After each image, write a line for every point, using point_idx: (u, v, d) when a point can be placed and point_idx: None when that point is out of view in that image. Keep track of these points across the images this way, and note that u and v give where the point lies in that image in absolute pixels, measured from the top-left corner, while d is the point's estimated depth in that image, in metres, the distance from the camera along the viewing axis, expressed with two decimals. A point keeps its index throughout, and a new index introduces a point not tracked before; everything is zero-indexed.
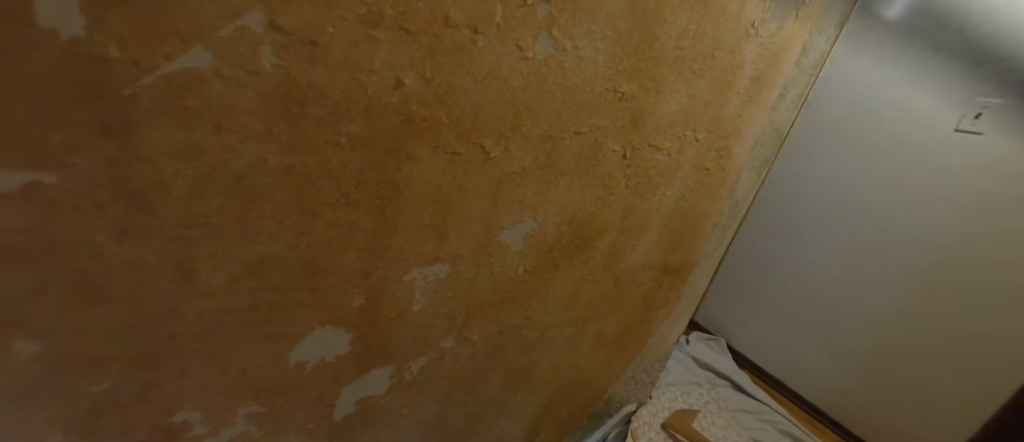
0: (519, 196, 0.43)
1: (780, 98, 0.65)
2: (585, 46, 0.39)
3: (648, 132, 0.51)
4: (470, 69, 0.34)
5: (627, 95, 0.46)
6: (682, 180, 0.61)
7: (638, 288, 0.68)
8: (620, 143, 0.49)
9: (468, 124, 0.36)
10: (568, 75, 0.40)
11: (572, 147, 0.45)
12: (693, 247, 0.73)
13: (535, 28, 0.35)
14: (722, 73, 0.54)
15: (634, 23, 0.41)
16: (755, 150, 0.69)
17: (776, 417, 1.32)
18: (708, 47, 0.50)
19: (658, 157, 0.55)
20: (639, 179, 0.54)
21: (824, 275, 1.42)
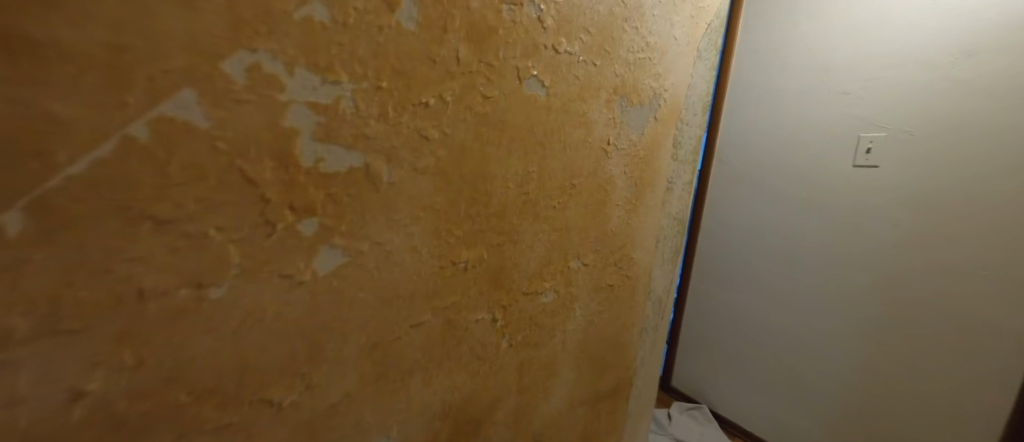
0: (355, 424, 0.34)
1: (668, 192, 0.59)
2: (390, 237, 0.33)
3: (518, 283, 0.44)
4: (215, 327, 0.26)
5: (471, 262, 0.39)
6: (584, 307, 0.52)
7: (569, 433, 0.57)
8: (484, 308, 0.41)
9: (232, 385, 0.27)
10: (380, 273, 0.33)
11: (415, 342, 0.37)
12: (628, 363, 0.63)
13: (303, 248, 0.29)
14: (590, 195, 0.49)
15: (451, 192, 0.36)
16: (662, 247, 0.62)
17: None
18: (560, 178, 0.45)
19: (542, 300, 0.47)
20: (525, 332, 0.46)
21: (768, 344, 1.19)
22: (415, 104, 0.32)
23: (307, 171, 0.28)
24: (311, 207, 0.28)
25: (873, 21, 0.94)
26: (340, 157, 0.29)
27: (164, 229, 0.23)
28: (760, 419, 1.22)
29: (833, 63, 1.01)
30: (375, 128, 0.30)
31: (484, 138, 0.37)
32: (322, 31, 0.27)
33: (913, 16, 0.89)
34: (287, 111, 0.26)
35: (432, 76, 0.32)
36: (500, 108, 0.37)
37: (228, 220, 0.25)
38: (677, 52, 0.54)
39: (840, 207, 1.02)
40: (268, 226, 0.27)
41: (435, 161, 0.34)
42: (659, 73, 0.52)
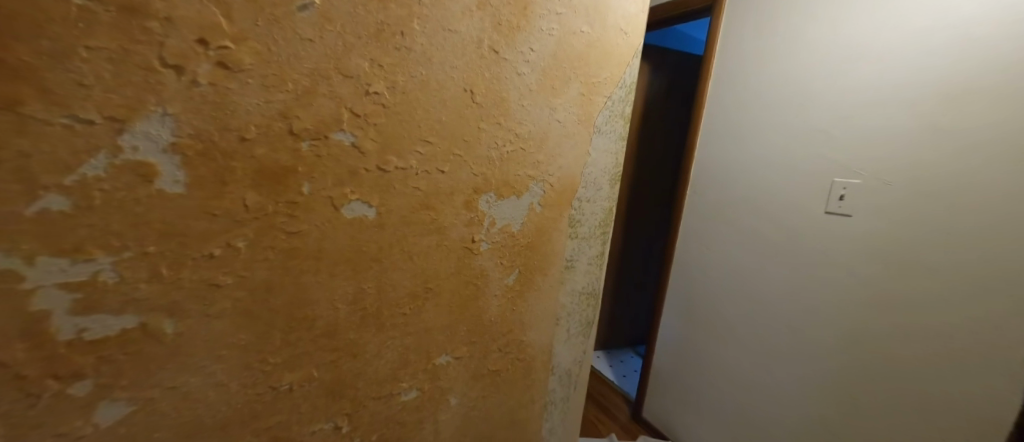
0: None
1: (568, 269, 0.60)
2: (184, 377, 0.36)
3: (363, 391, 0.47)
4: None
5: (295, 384, 0.42)
6: (460, 394, 0.54)
7: None
8: (325, 418, 0.45)
9: None
10: (178, 412, 0.37)
11: None
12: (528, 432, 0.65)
13: (77, 408, 0.33)
14: (455, 295, 0.48)
15: (259, 325, 0.38)
16: (567, 323, 0.64)
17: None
18: (409, 286, 0.45)
19: (401, 399, 0.50)
20: (381, 432, 0.50)
21: (739, 387, 1.16)
22: (197, 259, 0.34)
23: (69, 342, 0.31)
24: (80, 371, 0.32)
25: (859, 59, 0.89)
26: (107, 322, 0.32)
27: None
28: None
29: (812, 98, 0.98)
30: (148, 289, 0.33)
31: (296, 269, 0.38)
32: (64, 219, 0.28)
33: (892, 60, 0.85)
34: (35, 296, 0.29)
35: (215, 229, 0.33)
36: (312, 239, 0.38)
37: None
38: (562, 134, 0.51)
39: (812, 252, 0.98)
40: (32, 397, 0.31)
41: (231, 304, 0.36)
42: (540, 162, 0.50)
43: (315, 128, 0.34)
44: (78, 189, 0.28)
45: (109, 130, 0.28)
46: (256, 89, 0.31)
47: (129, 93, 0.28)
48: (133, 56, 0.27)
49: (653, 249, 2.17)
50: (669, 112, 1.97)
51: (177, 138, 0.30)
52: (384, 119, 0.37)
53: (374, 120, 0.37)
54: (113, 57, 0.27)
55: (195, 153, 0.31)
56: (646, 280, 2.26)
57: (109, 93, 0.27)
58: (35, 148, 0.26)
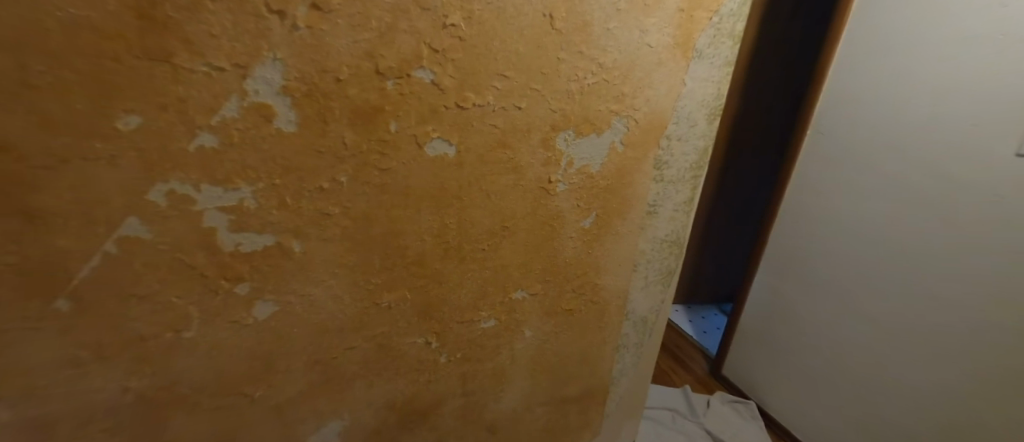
0: (312, 408, 0.62)
1: (650, 215, 0.65)
2: (310, 289, 0.47)
3: (450, 314, 0.58)
4: (191, 345, 0.47)
5: (394, 302, 0.53)
6: (534, 328, 0.68)
7: (519, 393, 0.78)
8: (418, 334, 0.59)
9: (215, 383, 0.51)
10: (307, 315, 0.49)
11: (349, 360, 0.59)
12: (594, 360, 0.82)
13: (242, 302, 0.46)
14: (534, 234, 0.55)
15: (363, 251, 0.46)
16: (646, 269, 0.73)
17: (755, 434, 1.45)
18: (488, 223, 0.50)
19: (482, 325, 0.62)
20: (465, 343, 0.63)
21: (875, 349, 1.17)
22: (311, 191, 0.40)
23: (231, 252, 0.41)
24: (239, 275, 0.43)
25: None
26: (254, 239, 0.41)
27: (145, 300, 0.41)
28: (853, 414, 1.26)
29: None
30: (279, 215, 0.40)
31: (389, 203, 0.43)
32: (215, 154, 0.35)
33: None
34: (204, 215, 0.38)
35: (323, 165, 0.38)
36: (400, 175, 0.42)
37: (184, 291, 0.42)
38: (653, 61, 0.49)
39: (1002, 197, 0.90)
40: (213, 291, 0.43)
41: (341, 230, 0.43)
42: (624, 94, 0.50)
43: (398, 67, 0.36)
44: (221, 129, 0.34)
45: (237, 75, 0.33)
46: (345, 29, 0.34)
47: (248, 41, 0.32)
48: (247, 5, 0.31)
49: (756, 193, 2.02)
50: (797, 33, 1.72)
51: (287, 82, 0.34)
52: (462, 54, 0.39)
53: (452, 55, 0.38)
54: (232, 8, 0.30)
55: (301, 95, 0.35)
56: (744, 235, 2.12)
57: (232, 42, 0.31)
58: (188, 93, 0.32)
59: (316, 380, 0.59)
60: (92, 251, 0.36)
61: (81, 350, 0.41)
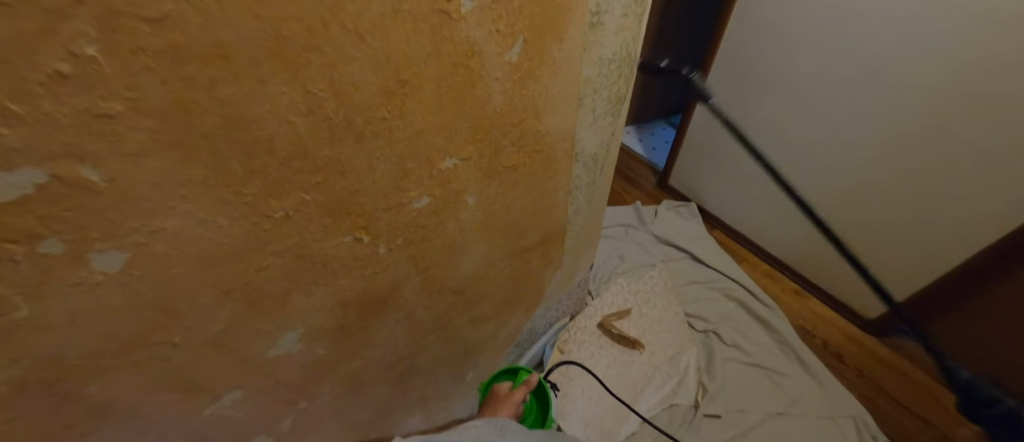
0: (256, 328, 0.57)
1: (594, 31, 0.53)
2: (162, 222, 0.36)
3: (369, 203, 0.49)
4: (42, 323, 0.36)
5: (289, 209, 0.43)
6: (476, 194, 0.60)
7: (475, 257, 0.75)
8: (343, 234, 0.51)
9: (109, 343, 0.43)
10: (180, 249, 0.39)
11: (269, 278, 0.50)
12: (550, 207, 0.79)
13: (71, 260, 0.33)
14: (448, 84, 0.43)
15: (206, 159, 0.33)
16: (596, 100, 0.64)
17: (692, 227, 1.85)
18: (376, 82, 0.38)
19: (414, 205, 0.54)
20: (397, 229, 0.56)
21: (789, 138, 1.52)
22: (51, 83, 0.23)
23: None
24: (34, 232, 0.29)
25: None
26: (9, 182, 0.25)
27: None
28: (761, 191, 1.69)
29: None
30: (21, 136, 0.24)
31: (204, 80, 0.29)
32: None
33: None
34: None
35: (33, 28, 0.21)
36: (200, 27, 0.26)
37: None
38: None
39: None
40: (9, 261, 0.30)
41: (150, 137, 0.29)
42: None
43: None
44: None
45: None
46: None
47: None
48: None
49: None
50: None
51: None
52: None
53: None
54: None
55: None
56: (687, 44, 2.05)
57: None
58: None
59: (242, 306, 0.52)
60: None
61: None
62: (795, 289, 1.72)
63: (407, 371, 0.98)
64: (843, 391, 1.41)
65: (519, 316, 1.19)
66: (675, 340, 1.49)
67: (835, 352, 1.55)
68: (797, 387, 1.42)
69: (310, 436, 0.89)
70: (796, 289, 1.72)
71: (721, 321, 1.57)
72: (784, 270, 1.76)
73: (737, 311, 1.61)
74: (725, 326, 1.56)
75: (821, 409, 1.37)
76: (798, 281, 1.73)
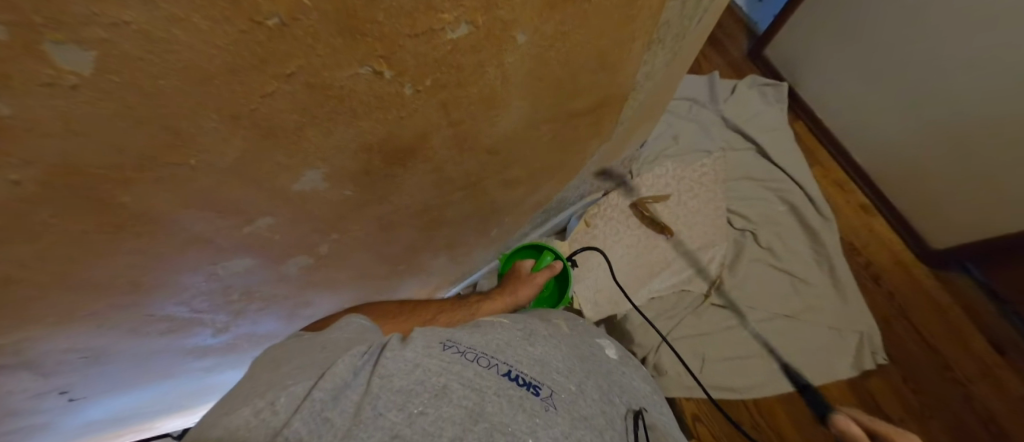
0: (278, 162, 0.52)
1: None
2: (123, 14, 0.27)
3: (388, 22, 0.38)
4: (31, 123, 0.32)
5: (286, 16, 0.33)
6: (527, 30, 0.48)
7: (518, 116, 0.65)
8: (359, 63, 0.41)
9: (117, 155, 0.39)
10: (159, 57, 0.31)
11: (280, 108, 0.43)
12: (618, 62, 0.64)
13: (28, 55, 0.26)
14: None
15: None
16: None
17: (766, 116, 1.63)
18: None
19: (449, 36, 0.43)
20: (424, 67, 0.45)
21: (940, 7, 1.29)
22: None
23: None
24: None
25: None
26: None
27: None
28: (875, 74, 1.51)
29: None
30: None
31: None
32: None
33: None
34: None
35: None
36: None
37: None
38: None
39: None
40: None
41: None
42: None
43: None
44: None
45: None
46: None
47: None
48: None
49: None
50: None
51: None
52: None
53: None
54: None
55: None
56: None
57: None
58: None
59: (255, 136, 0.46)
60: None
61: None
62: (863, 205, 1.59)
63: (435, 221, 0.98)
64: (863, 312, 1.35)
65: (557, 184, 1.13)
66: (705, 233, 1.42)
67: (873, 274, 1.47)
68: (818, 299, 1.37)
69: (343, 264, 0.95)
70: (864, 205, 1.59)
71: (763, 223, 1.47)
72: (856, 176, 1.63)
73: (787, 215, 1.49)
74: (765, 229, 1.46)
75: (833, 320, 1.34)
76: (867, 187, 1.61)
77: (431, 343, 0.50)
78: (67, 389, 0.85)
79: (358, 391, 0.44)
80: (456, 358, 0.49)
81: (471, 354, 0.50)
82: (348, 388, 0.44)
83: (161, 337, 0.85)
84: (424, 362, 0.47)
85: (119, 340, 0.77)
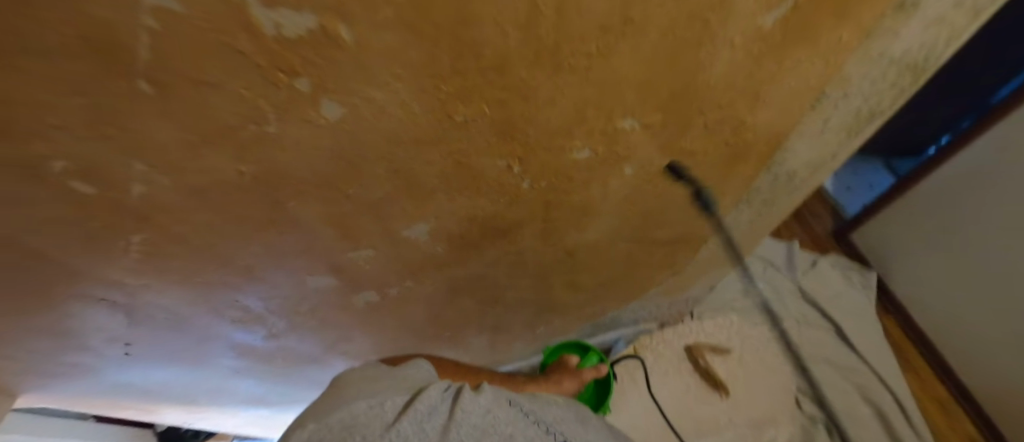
0: (403, 211, 0.65)
1: (883, 20, 0.44)
2: (375, 93, 0.41)
3: (534, 136, 0.50)
4: (279, 138, 0.47)
5: (470, 116, 0.46)
6: (636, 165, 0.57)
7: (604, 229, 0.73)
8: (499, 157, 0.53)
9: (309, 174, 0.53)
10: (377, 122, 0.45)
11: (429, 173, 0.56)
12: (704, 208, 0.71)
13: (309, 99, 0.42)
14: (673, 42, 0.40)
15: (425, 46, 0.36)
16: (831, 104, 0.55)
17: (851, 299, 1.54)
18: (602, 16, 0.36)
19: (575, 155, 0.54)
20: (546, 172, 0.56)
21: None
22: None
23: (276, 39, 0.34)
24: (294, 69, 0.38)
25: None
26: (295, 20, 0.33)
27: (215, 87, 0.39)
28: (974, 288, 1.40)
29: None
30: None
31: None
32: None
33: None
34: None
35: None
36: None
37: (245, 81, 0.39)
38: None
39: None
40: (275, 85, 0.39)
41: (392, 13, 0.33)
42: None
43: None
44: None
45: None
46: None
47: None
48: None
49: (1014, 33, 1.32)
50: None
51: None
52: None
53: None
54: None
55: None
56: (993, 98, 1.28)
57: None
58: None
59: (400, 188, 0.59)
60: (135, 30, 0.31)
61: (179, 134, 0.44)
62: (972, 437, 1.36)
63: (495, 299, 1.04)
64: None
65: (617, 300, 1.16)
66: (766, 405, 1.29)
67: None
68: None
69: (402, 312, 1.03)
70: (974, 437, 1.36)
71: (841, 417, 1.31)
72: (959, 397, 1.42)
73: (871, 416, 1.32)
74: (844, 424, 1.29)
75: None
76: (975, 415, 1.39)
77: (498, 397, 0.60)
78: (130, 344, 0.95)
79: (444, 416, 0.56)
80: (518, 416, 0.59)
81: (530, 415, 0.60)
82: (436, 411, 0.56)
83: (234, 325, 0.96)
84: (494, 411, 0.58)
85: (204, 314, 0.89)
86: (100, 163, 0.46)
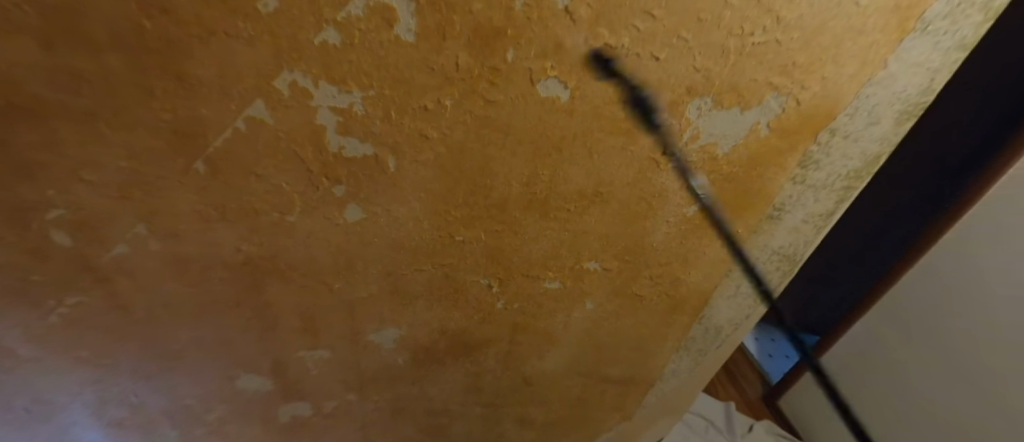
0: (378, 312, 0.68)
1: (772, 223, 0.60)
2: (395, 207, 0.51)
3: (515, 263, 0.59)
4: (294, 228, 0.54)
5: (466, 238, 0.55)
6: (595, 301, 0.67)
7: (561, 358, 0.78)
8: (482, 276, 0.61)
9: (304, 263, 0.59)
10: (388, 230, 0.54)
11: (416, 280, 0.62)
12: (648, 351, 0.80)
13: (337, 202, 0.50)
14: (628, 211, 0.54)
15: (448, 181, 0.48)
16: (744, 276, 0.69)
17: None
18: (580, 184, 0.50)
19: (546, 285, 0.63)
20: (520, 296, 0.64)
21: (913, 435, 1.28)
22: (415, 109, 0.41)
23: (336, 157, 0.45)
24: (338, 178, 0.47)
25: None
26: (356, 146, 0.44)
27: (263, 180, 0.47)
28: None
29: None
30: (381, 126, 0.42)
31: (484, 139, 0.44)
32: (335, 52, 0.35)
33: None
34: (317, 112, 0.41)
35: (432, 83, 0.38)
36: (504, 111, 0.41)
37: (293, 180, 0.47)
38: (858, 55, 0.40)
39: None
40: (316, 186, 0.48)
41: (431, 155, 0.45)
42: (795, 64, 0.40)
43: None
44: (345, 27, 0.34)
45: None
46: None
47: None
48: None
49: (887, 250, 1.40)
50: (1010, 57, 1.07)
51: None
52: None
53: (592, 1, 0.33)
54: None
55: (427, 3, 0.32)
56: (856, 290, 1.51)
57: None
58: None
59: (384, 289, 0.64)
60: (226, 127, 0.41)
61: (203, 211, 0.49)
62: None
63: (439, 427, 0.99)
64: None
65: None
66: None
67: None
68: None
69: (333, 430, 0.94)
70: None
71: None
72: None
73: None
74: None
75: None
76: None
77: None
78: None
79: None
80: None
81: None
82: None
83: (103, 432, 0.79)
84: None
85: (77, 413, 0.74)
86: (106, 225, 0.49)
